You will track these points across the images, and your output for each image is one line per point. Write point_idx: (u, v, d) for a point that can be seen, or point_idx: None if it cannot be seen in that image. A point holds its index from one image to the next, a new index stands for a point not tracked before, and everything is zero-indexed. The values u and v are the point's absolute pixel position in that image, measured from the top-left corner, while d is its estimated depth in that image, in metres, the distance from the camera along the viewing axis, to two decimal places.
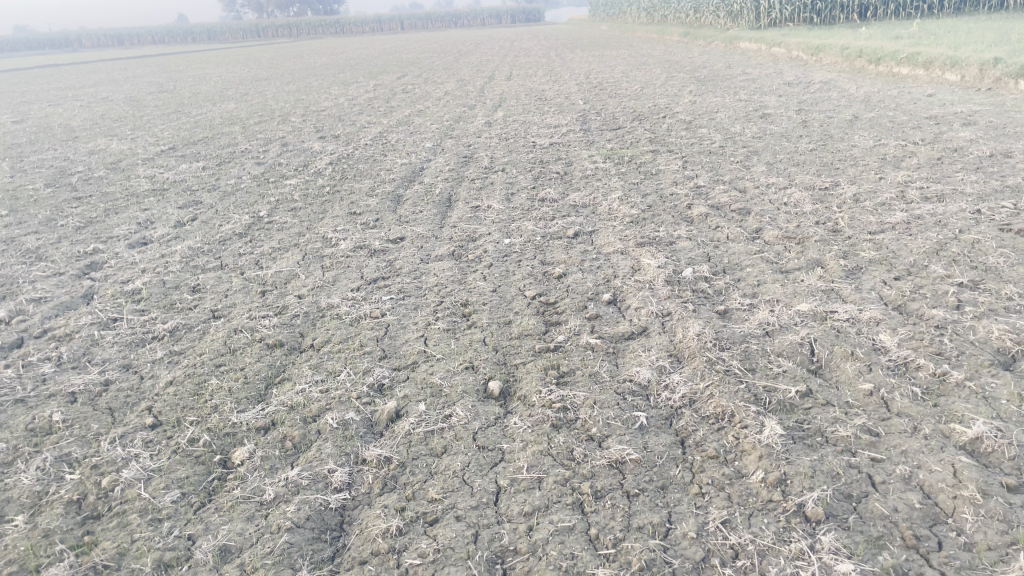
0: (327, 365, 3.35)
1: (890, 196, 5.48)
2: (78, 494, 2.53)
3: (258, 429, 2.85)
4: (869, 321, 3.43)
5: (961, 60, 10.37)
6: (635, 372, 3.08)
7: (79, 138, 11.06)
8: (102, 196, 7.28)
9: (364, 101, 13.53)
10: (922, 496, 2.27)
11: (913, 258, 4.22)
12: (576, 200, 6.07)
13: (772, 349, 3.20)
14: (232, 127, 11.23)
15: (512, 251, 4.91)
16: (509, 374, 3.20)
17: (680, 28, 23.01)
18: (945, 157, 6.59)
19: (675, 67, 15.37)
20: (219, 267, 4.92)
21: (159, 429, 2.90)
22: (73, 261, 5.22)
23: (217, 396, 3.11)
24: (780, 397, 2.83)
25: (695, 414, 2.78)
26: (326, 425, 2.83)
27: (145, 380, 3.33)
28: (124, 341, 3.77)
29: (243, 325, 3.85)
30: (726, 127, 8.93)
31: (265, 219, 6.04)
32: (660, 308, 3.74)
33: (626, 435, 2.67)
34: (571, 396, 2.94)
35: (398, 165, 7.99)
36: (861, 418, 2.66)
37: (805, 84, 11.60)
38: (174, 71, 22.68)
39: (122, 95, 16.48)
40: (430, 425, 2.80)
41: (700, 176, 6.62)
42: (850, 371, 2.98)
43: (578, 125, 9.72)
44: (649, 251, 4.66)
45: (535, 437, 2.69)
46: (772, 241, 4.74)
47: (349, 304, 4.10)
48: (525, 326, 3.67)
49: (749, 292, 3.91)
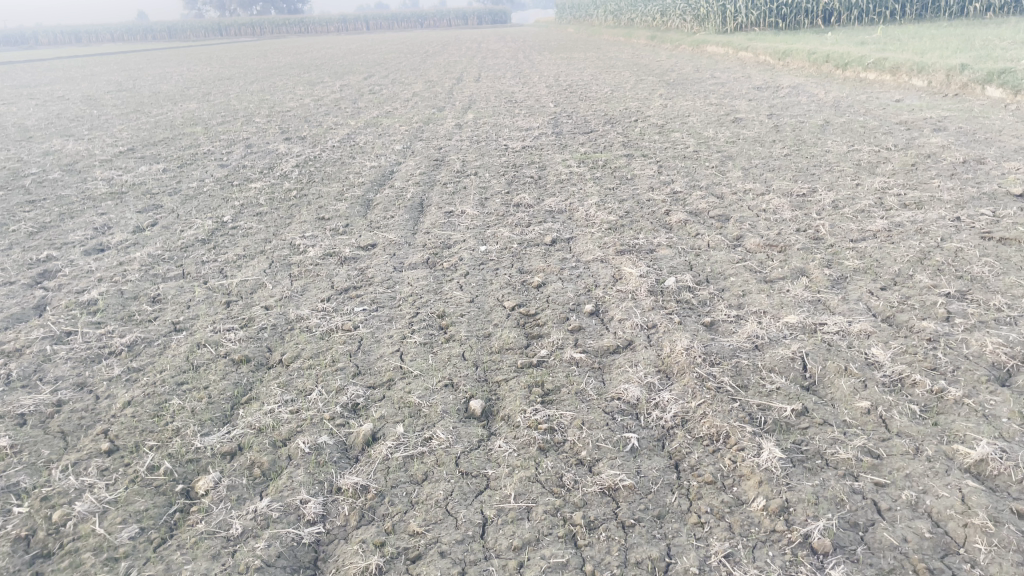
0: (297, 383, 3.17)
1: (869, 203, 5.43)
2: (25, 530, 2.32)
3: (224, 455, 2.66)
4: (859, 334, 3.34)
5: (928, 66, 10.44)
6: (623, 389, 2.95)
7: (33, 138, 10.66)
8: (57, 199, 6.98)
9: (330, 102, 13.27)
10: (931, 524, 2.17)
11: (898, 267, 4.15)
12: (552, 205, 5.94)
13: (763, 364, 3.09)
14: (195, 128, 10.90)
15: (488, 259, 4.75)
16: (491, 392, 3.04)
17: (647, 32, 23.02)
18: (919, 162, 6.58)
19: (644, 70, 15.34)
20: (181, 275, 4.69)
21: (116, 455, 2.69)
22: (25, 269, 4.94)
23: (179, 418, 2.91)
24: (775, 416, 2.72)
25: (688, 436, 2.65)
26: (297, 450, 2.65)
27: (100, 400, 3.11)
28: (79, 356, 3.54)
29: (207, 339, 3.64)
30: (699, 131, 8.88)
31: (230, 225, 5.81)
32: (645, 320, 3.62)
33: (617, 458, 2.53)
34: (557, 416, 2.80)
35: (367, 168, 7.78)
36: (860, 439, 2.56)
37: (774, 88, 11.61)
38: (135, 69, 22.10)
39: (80, 94, 15.99)
40: (409, 448, 2.63)
41: (677, 181, 6.53)
42: (845, 388, 2.88)
43: (550, 128, 9.60)
44: (630, 259, 4.54)
45: (521, 462, 2.54)
46: (754, 249, 4.65)
47: (319, 316, 3.91)
48: (505, 340, 3.52)
49: (735, 303, 3.80)
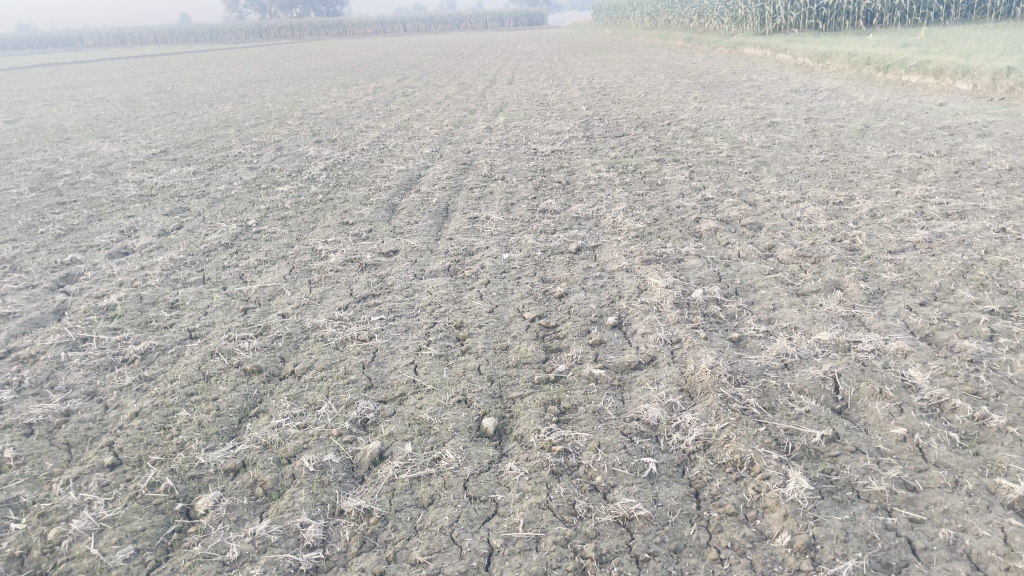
0: (307, 396, 3.08)
1: (909, 212, 5.21)
2: (20, 548, 2.26)
3: (227, 472, 2.58)
4: (896, 353, 3.17)
5: (973, 69, 10.11)
6: (643, 409, 2.82)
7: (70, 139, 10.82)
8: (87, 201, 7.03)
9: (362, 105, 13.27)
10: (970, 566, 2.01)
11: (938, 281, 3.96)
12: (578, 211, 5.82)
13: (793, 384, 2.93)
14: (227, 130, 10.97)
15: (510, 267, 4.64)
16: (505, 409, 2.93)
17: (683, 34, 22.76)
18: (962, 170, 6.33)
19: (679, 73, 15.14)
20: (201, 280, 4.65)
21: (119, 470, 2.63)
22: (49, 272, 4.95)
23: (184, 431, 2.84)
24: (804, 442, 2.56)
25: (710, 462, 2.51)
26: (301, 468, 2.56)
27: (109, 411, 3.06)
28: (92, 364, 3.51)
29: (221, 348, 3.58)
30: (733, 135, 8.68)
31: (253, 229, 5.78)
32: (669, 335, 3.47)
33: (634, 485, 2.40)
34: (572, 437, 2.67)
35: (395, 172, 7.73)
36: (895, 469, 2.39)
37: (813, 91, 11.34)
38: (174, 72, 22.43)
39: (119, 95, 16.27)
40: (416, 469, 2.53)
41: (708, 187, 6.35)
42: (880, 413, 2.71)
43: (581, 132, 9.47)
44: (656, 269, 4.40)
45: (533, 487, 2.42)
46: (787, 260, 4.47)
47: (335, 325, 3.83)
48: (523, 353, 3.40)
49: (765, 318, 3.64)
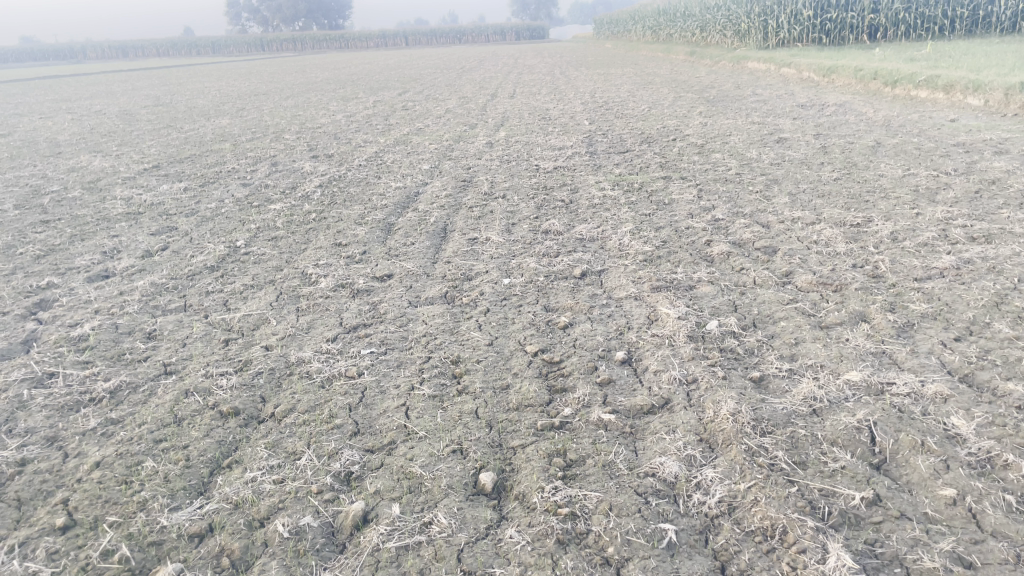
0: (287, 444, 2.80)
1: (931, 235, 4.94)
2: None
3: (192, 537, 2.30)
4: (934, 397, 2.87)
5: (984, 84, 9.86)
6: (659, 464, 2.53)
7: (62, 153, 10.59)
8: (72, 220, 6.76)
9: (362, 118, 13.04)
10: None
11: (971, 312, 3.68)
12: (583, 232, 5.55)
13: (824, 435, 2.65)
14: (223, 144, 10.74)
15: (511, 294, 4.36)
16: (505, 462, 2.64)
17: (685, 48, 22.57)
18: (983, 189, 6.06)
19: (683, 87, 14.93)
20: (182, 307, 4.37)
21: (71, 534, 2.34)
22: (22, 297, 4.68)
23: (147, 487, 2.55)
24: (843, 506, 2.28)
25: (737, 529, 2.23)
26: (276, 535, 2.28)
27: (67, 460, 2.78)
28: (56, 404, 3.23)
29: (196, 386, 3.29)
30: (741, 151, 8.42)
31: (242, 250, 5.52)
32: (684, 373, 3.18)
33: (651, 558, 2.12)
34: (581, 497, 2.39)
35: (392, 189, 7.48)
36: (948, 541, 2.11)
37: (819, 106, 11.10)
38: (174, 84, 22.24)
39: (116, 108, 16.08)
40: (403, 536, 2.25)
41: (719, 207, 6.09)
42: (925, 470, 2.42)
43: (584, 147, 9.23)
44: (667, 298, 4.11)
45: (537, 559, 2.14)
46: (806, 287, 4.19)
47: (322, 359, 3.54)
48: (524, 394, 3.11)
49: (787, 354, 3.35)
